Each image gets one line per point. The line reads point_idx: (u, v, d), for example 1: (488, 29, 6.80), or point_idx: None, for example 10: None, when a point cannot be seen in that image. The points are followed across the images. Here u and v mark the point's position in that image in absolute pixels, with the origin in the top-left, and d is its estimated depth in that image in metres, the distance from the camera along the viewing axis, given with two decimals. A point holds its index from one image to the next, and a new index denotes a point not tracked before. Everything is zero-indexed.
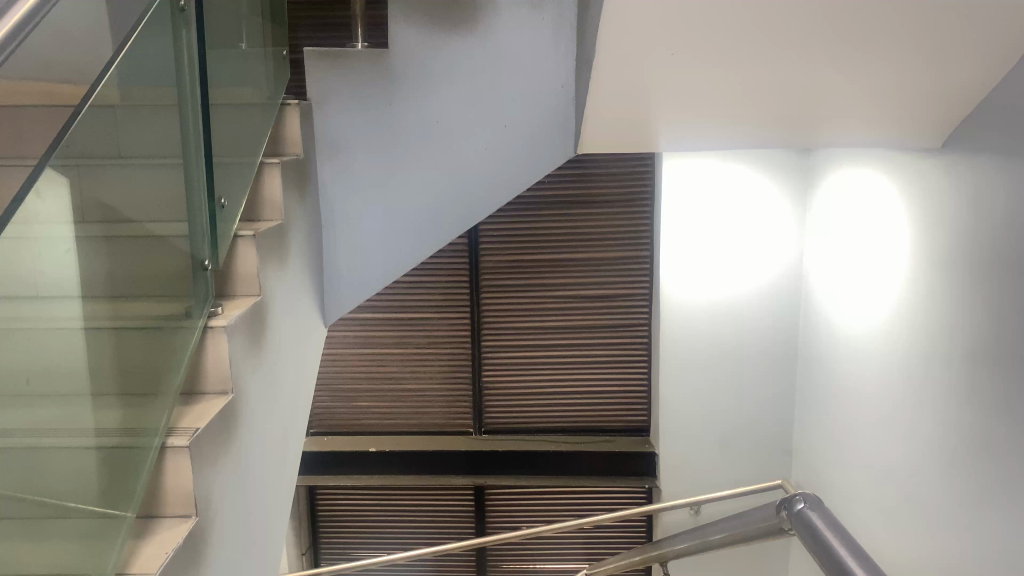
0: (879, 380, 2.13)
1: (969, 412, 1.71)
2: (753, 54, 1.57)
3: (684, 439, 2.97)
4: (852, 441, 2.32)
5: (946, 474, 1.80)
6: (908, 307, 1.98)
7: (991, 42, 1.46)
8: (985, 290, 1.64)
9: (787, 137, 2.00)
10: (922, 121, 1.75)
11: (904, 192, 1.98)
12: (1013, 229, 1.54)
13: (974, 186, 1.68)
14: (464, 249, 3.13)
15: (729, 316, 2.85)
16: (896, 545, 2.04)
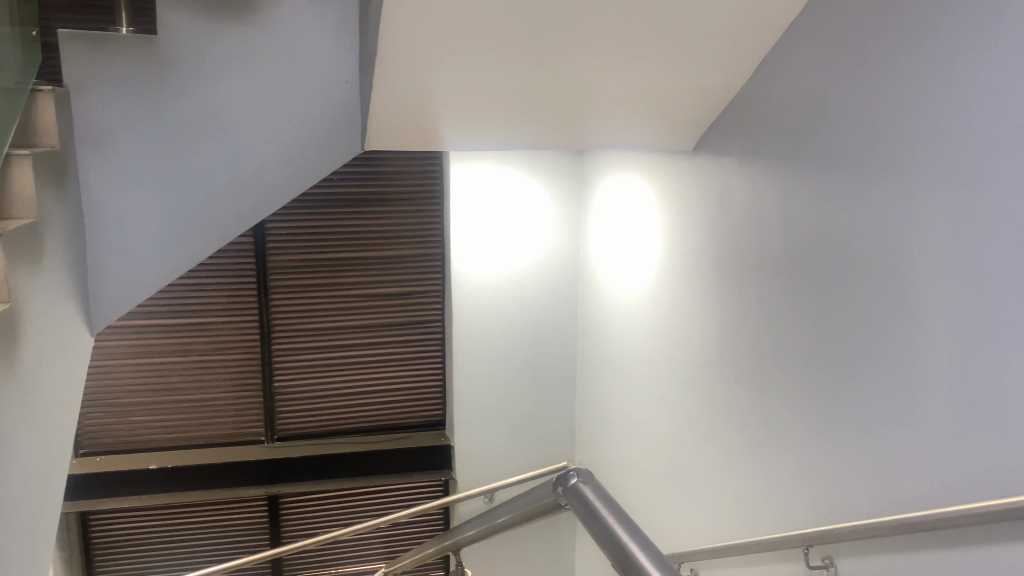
0: (645, 362, 2.33)
1: (720, 387, 1.92)
2: (531, 58, 1.66)
3: (480, 432, 3.04)
4: (625, 421, 2.51)
5: (706, 445, 2.00)
6: (666, 295, 2.18)
7: (733, 55, 1.66)
8: (728, 277, 1.85)
9: (558, 136, 2.12)
10: (676, 126, 1.94)
11: (660, 190, 2.19)
12: (752, 224, 1.75)
13: (718, 184, 1.89)
14: (250, 249, 2.99)
15: (517, 309, 2.96)
16: (665, 512, 2.24)
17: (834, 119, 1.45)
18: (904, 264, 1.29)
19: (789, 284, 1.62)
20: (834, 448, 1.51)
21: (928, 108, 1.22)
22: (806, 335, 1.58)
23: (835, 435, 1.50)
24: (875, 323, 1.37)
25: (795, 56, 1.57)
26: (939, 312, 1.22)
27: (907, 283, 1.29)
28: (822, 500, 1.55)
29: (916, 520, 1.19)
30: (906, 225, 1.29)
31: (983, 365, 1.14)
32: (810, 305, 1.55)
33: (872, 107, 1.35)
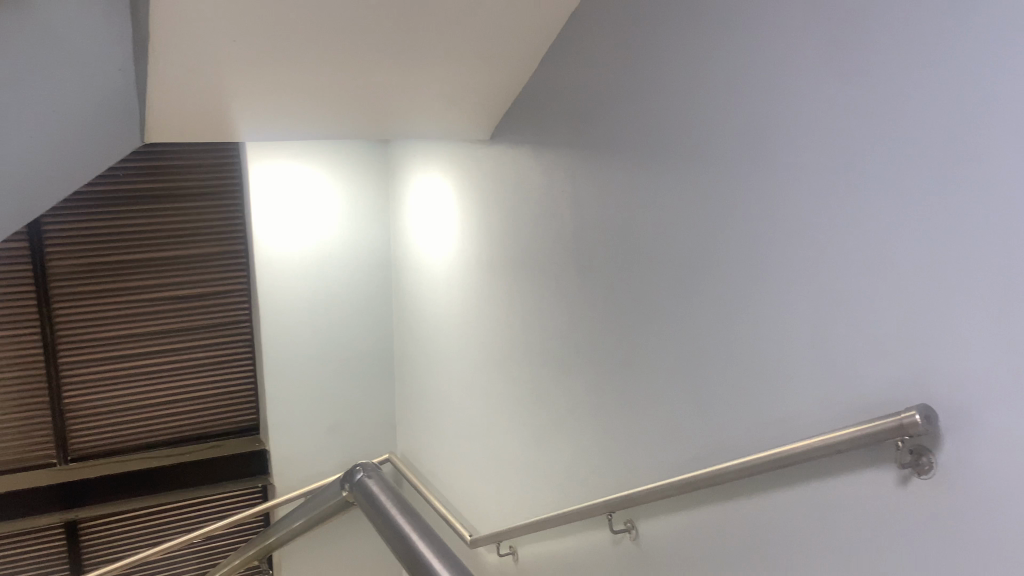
0: (457, 349, 2.36)
1: (527, 367, 1.98)
2: (325, 46, 1.61)
3: (298, 432, 2.95)
4: (442, 409, 2.53)
5: (517, 425, 2.06)
6: (471, 282, 2.21)
7: (521, 44, 1.71)
8: (530, 262, 1.91)
9: (358, 125, 2.08)
10: (472, 115, 1.97)
11: (460, 180, 2.21)
12: (548, 209, 1.81)
13: (514, 172, 1.94)
14: (25, 256, 2.71)
15: (329, 304, 2.89)
16: (484, 494, 2.28)
17: (636, 104, 1.48)
18: (730, 245, 1.29)
19: (604, 264, 1.63)
20: (645, 423, 1.56)
21: (704, 101, 1.32)
22: (623, 314, 1.59)
23: (654, 414, 1.53)
24: (676, 302, 1.44)
25: (575, 50, 1.65)
26: (744, 291, 1.27)
27: (714, 265, 1.33)
28: (621, 468, 1.65)
29: (698, 479, 1.29)
30: (691, 209, 1.37)
31: (801, 335, 1.17)
32: (629, 286, 1.56)
33: (649, 100, 1.45)
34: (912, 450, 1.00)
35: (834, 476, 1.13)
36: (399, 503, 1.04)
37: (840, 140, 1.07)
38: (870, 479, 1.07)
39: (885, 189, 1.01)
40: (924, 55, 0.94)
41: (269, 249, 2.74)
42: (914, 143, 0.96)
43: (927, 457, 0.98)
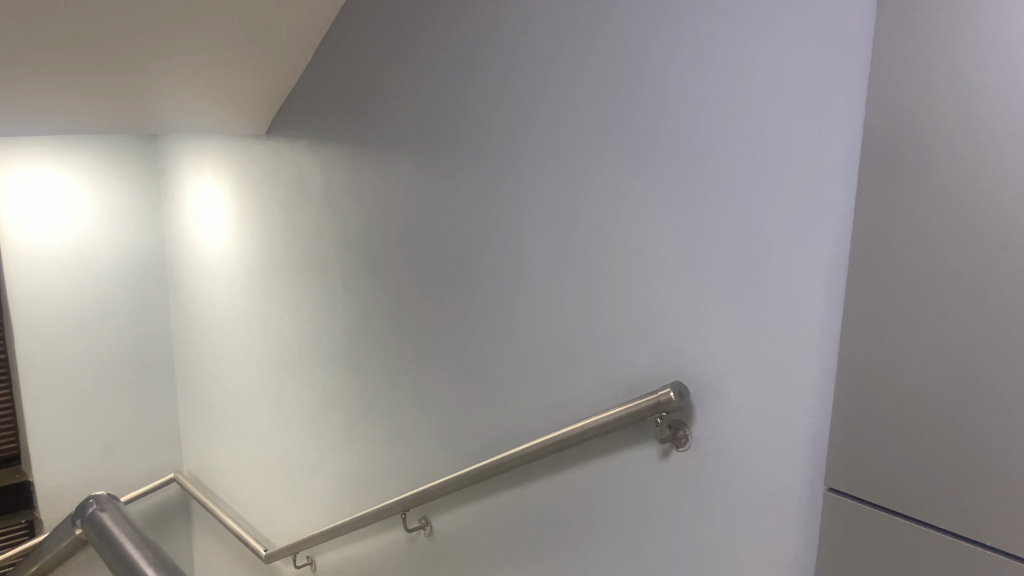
0: (241, 353, 2.24)
1: (315, 368, 1.92)
2: (74, 39, 1.45)
3: (70, 458, 2.67)
4: (228, 419, 2.40)
5: (307, 429, 2.00)
6: (251, 284, 2.12)
7: (292, 33, 1.65)
8: (312, 261, 1.85)
9: (115, 117, 1.91)
10: (242, 109, 1.87)
11: (234, 177, 2.10)
12: (327, 206, 1.77)
13: (291, 168, 1.87)
14: None
15: (98, 313, 2.65)
16: (277, 504, 2.20)
17: (411, 98, 1.48)
18: (506, 236, 1.33)
19: (388, 259, 1.61)
20: (434, 417, 1.56)
21: (475, 97, 1.34)
22: (409, 308, 1.58)
23: (442, 407, 1.54)
24: (459, 293, 1.45)
25: (347, 42, 1.62)
26: (521, 280, 1.31)
27: (492, 255, 1.36)
28: (413, 465, 1.65)
29: (483, 470, 1.32)
30: (469, 201, 1.39)
31: (571, 319, 1.23)
32: (413, 279, 1.56)
33: (422, 97, 1.45)
34: (670, 424, 1.08)
35: (602, 456, 1.20)
36: (138, 531, 0.69)
37: (600, 139, 1.13)
38: (634, 456, 1.15)
39: (641, 181, 1.09)
40: (668, 56, 1.02)
41: (26, 257, 2.45)
42: (665, 138, 1.04)
43: (684, 431, 1.07)
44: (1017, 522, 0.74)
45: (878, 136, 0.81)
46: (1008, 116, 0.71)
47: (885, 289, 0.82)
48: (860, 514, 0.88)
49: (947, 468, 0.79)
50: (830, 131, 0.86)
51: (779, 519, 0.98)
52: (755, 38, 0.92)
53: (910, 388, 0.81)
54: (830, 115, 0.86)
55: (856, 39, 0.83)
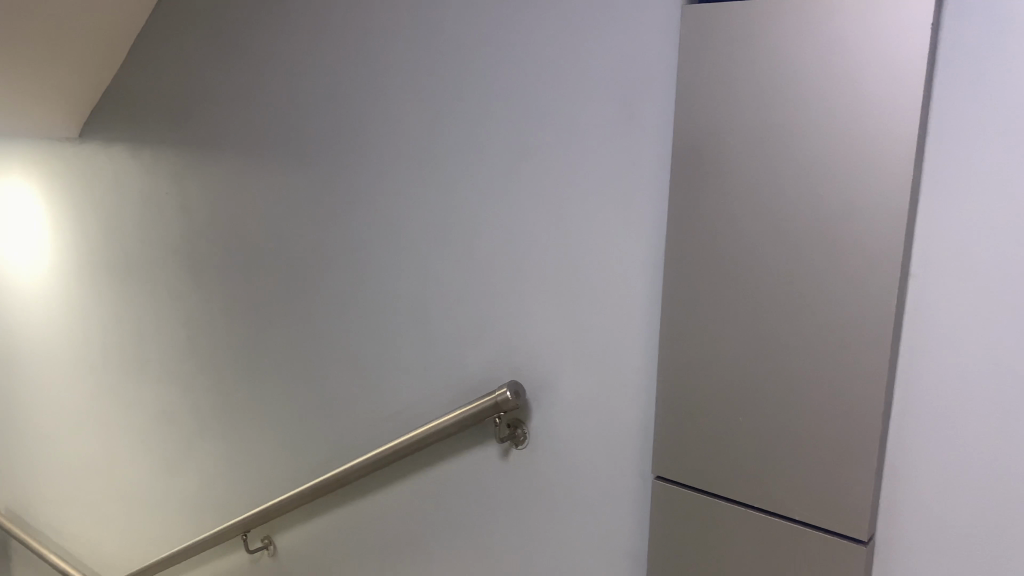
0: (60, 375, 2.06)
1: (145, 388, 1.80)
2: None
3: None
4: (49, 447, 2.20)
5: (139, 453, 1.87)
6: (69, 300, 1.95)
7: (103, 30, 1.53)
8: (136, 274, 1.73)
9: None
10: (49, 112, 1.72)
11: (44, 184, 1.93)
12: (150, 213, 1.65)
13: (108, 175, 1.74)
14: None
15: None
16: (110, 534, 2.05)
17: (235, 100, 1.41)
18: (339, 241, 1.29)
19: (218, 268, 1.53)
20: (273, 431, 1.50)
21: (302, 99, 1.29)
22: (242, 320, 1.51)
23: (282, 420, 1.48)
24: (294, 302, 1.39)
25: (165, 40, 1.52)
26: (356, 286, 1.28)
27: (326, 261, 1.32)
28: (253, 483, 1.58)
29: (325, 484, 1.27)
30: (300, 207, 1.34)
31: (408, 323, 1.21)
32: (245, 289, 1.48)
33: (247, 98, 1.39)
34: (508, 424, 1.09)
35: (445, 460, 1.18)
36: None
37: (429, 141, 1.12)
38: (476, 458, 1.14)
39: (471, 180, 1.08)
40: (492, 56, 1.02)
41: None
42: (492, 137, 1.04)
43: (522, 429, 1.08)
44: (820, 494, 0.79)
45: (685, 137, 0.84)
46: (800, 114, 0.76)
47: (697, 281, 0.85)
48: (682, 501, 0.90)
49: (759, 450, 0.83)
50: (647, 128, 0.89)
51: (613, 509, 1.00)
52: (574, 37, 0.94)
53: (725, 375, 0.85)
54: (645, 113, 0.89)
55: (666, 40, 0.86)
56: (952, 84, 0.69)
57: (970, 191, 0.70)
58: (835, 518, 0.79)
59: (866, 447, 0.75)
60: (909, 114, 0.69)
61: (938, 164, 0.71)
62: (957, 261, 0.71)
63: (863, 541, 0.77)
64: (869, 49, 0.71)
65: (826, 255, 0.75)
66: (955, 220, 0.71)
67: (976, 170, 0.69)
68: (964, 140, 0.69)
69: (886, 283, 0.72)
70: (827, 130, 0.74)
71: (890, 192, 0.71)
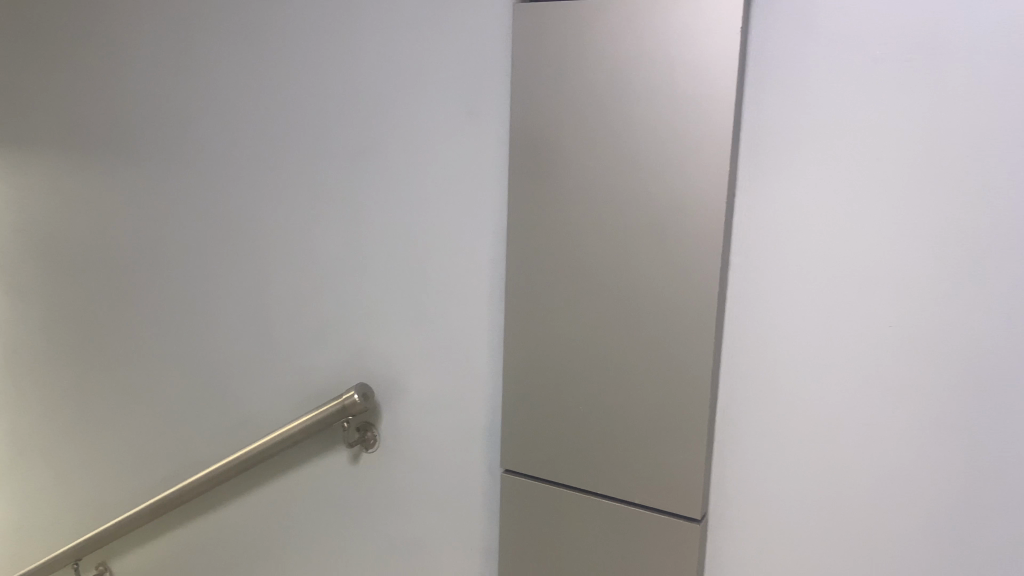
0: None
1: None
2: None
3: None
4: None
5: None
6: None
7: None
8: None
9: None
10: None
11: None
12: None
13: None
14: None
15: None
16: None
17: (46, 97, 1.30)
18: (171, 244, 1.22)
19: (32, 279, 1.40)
20: (105, 451, 1.40)
21: (125, 95, 1.21)
22: (64, 333, 1.40)
23: (113, 438, 1.38)
24: (123, 311, 1.31)
25: None
26: (191, 292, 1.21)
27: (156, 265, 1.24)
28: (84, 508, 1.46)
29: (163, 502, 1.20)
30: (126, 209, 1.26)
31: (248, 329, 1.16)
32: (65, 300, 1.37)
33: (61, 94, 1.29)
34: (358, 427, 1.06)
35: (293, 469, 1.15)
36: None
37: (267, 137, 1.09)
38: (325, 464, 1.11)
39: (314, 177, 1.05)
40: (335, 49, 1.01)
41: None
42: (333, 134, 1.03)
43: (371, 432, 1.06)
44: (657, 476, 0.82)
45: (522, 133, 0.87)
46: (627, 110, 0.79)
47: (538, 276, 0.87)
48: (530, 493, 0.91)
49: (598, 439, 0.85)
50: (486, 124, 0.91)
51: (467, 504, 1.00)
52: (413, 32, 0.94)
53: (566, 366, 0.86)
54: (483, 110, 0.91)
55: (506, 38, 0.88)
56: (761, 80, 0.75)
57: (782, 179, 0.75)
58: (671, 499, 0.81)
59: (696, 429, 0.79)
60: (723, 108, 0.74)
61: (751, 156, 0.76)
62: (772, 247, 0.76)
63: (697, 520, 0.80)
64: (687, 47, 0.75)
65: (654, 246, 0.79)
66: (772, 207, 0.76)
67: (784, 160, 0.74)
68: (770, 137, 0.75)
69: (708, 272, 0.76)
70: (651, 126, 0.78)
71: (710, 183, 0.75)
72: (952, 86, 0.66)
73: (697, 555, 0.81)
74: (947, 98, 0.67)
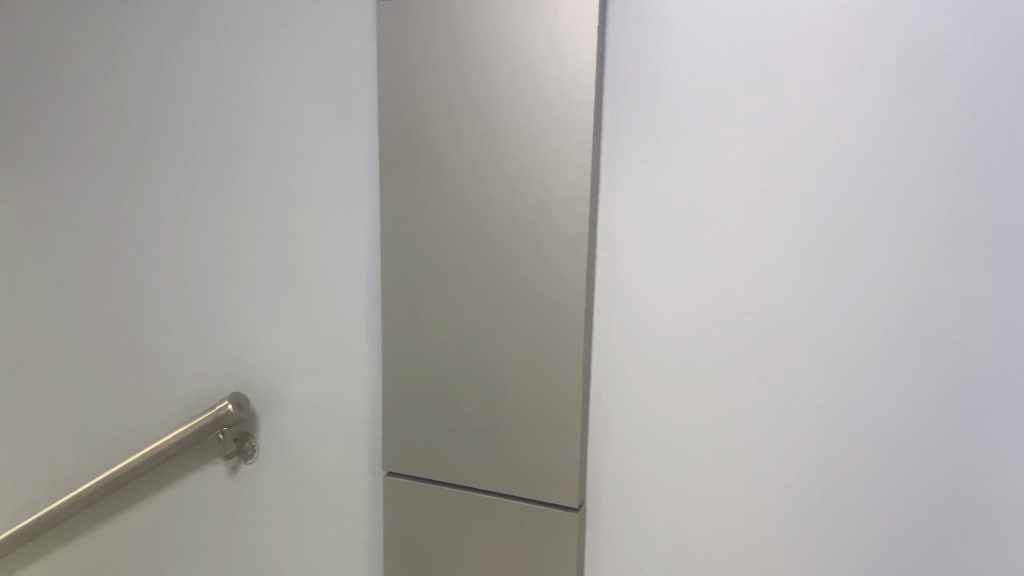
0: None
1: None
2: None
3: None
4: None
5: None
6: None
7: None
8: None
9: None
10: None
11: None
12: None
13: None
14: None
15: None
16: None
17: None
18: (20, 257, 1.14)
19: None
20: None
21: None
22: None
23: None
24: None
25: None
26: (46, 307, 1.14)
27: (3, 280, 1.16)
28: None
29: (23, 532, 1.12)
30: None
31: (113, 341, 1.11)
32: None
33: None
34: (235, 438, 1.03)
35: (169, 485, 1.10)
36: None
37: (127, 141, 1.04)
38: (203, 478, 1.07)
39: (181, 180, 1.02)
40: (198, 50, 0.98)
41: None
42: (199, 137, 1.00)
43: (249, 443, 1.03)
44: (535, 469, 0.83)
45: (390, 134, 0.86)
46: (492, 109, 0.80)
47: (411, 275, 0.87)
48: (412, 495, 0.90)
49: (476, 436, 0.86)
50: (355, 126, 0.91)
51: (352, 507, 0.99)
52: (277, 33, 0.93)
53: (442, 364, 0.86)
54: (351, 111, 0.91)
55: (372, 38, 0.88)
56: (619, 82, 0.78)
57: (642, 176, 0.78)
58: (549, 491, 0.83)
59: (571, 421, 0.81)
60: (584, 107, 0.76)
61: (613, 153, 0.79)
62: (635, 240, 0.79)
63: (574, 509, 0.82)
64: (548, 47, 0.77)
65: (523, 243, 0.80)
66: (634, 202, 0.79)
67: (643, 157, 0.78)
68: (629, 134, 0.78)
69: (576, 266, 0.79)
70: (515, 125, 0.79)
71: (574, 179, 0.78)
72: (790, 89, 0.72)
73: (576, 541, 0.83)
74: (787, 98, 0.72)
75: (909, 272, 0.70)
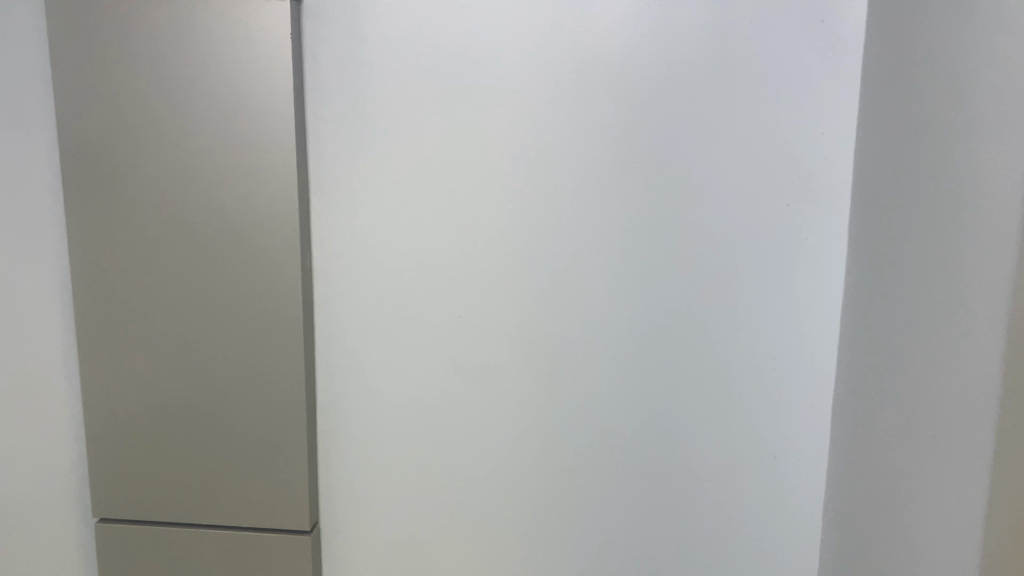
0: None
1: None
2: None
3: None
4: None
5: None
6: None
7: None
8: None
9: None
10: None
11: None
12: None
13: None
14: None
15: None
16: None
17: None
18: None
19: None
20: None
21: None
22: None
23: None
24: None
25: None
26: None
27: None
28: None
29: None
30: None
31: None
32: None
33: None
34: None
35: None
36: None
37: None
38: None
39: None
40: None
41: None
42: None
43: None
44: (262, 494, 0.79)
45: (72, 145, 0.76)
46: (184, 117, 0.74)
47: (108, 298, 0.78)
48: (128, 540, 0.82)
49: (196, 467, 0.79)
50: (29, 136, 0.81)
51: (66, 560, 0.89)
52: None
53: (151, 392, 0.79)
54: (23, 120, 0.80)
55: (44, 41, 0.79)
56: (319, 89, 0.75)
57: (351, 183, 0.76)
58: (280, 515, 0.79)
59: (297, 439, 0.78)
60: (283, 114, 0.73)
61: (319, 163, 0.76)
62: (350, 248, 0.77)
63: (307, 530, 0.79)
64: (242, 54, 0.72)
65: (230, 256, 0.75)
66: (345, 209, 0.76)
67: (350, 164, 0.76)
68: (334, 142, 0.75)
69: (291, 277, 0.75)
70: (212, 134, 0.74)
71: (280, 190, 0.74)
72: (487, 95, 0.73)
73: (311, 565, 0.80)
74: (484, 104, 0.73)
75: (606, 266, 0.75)
